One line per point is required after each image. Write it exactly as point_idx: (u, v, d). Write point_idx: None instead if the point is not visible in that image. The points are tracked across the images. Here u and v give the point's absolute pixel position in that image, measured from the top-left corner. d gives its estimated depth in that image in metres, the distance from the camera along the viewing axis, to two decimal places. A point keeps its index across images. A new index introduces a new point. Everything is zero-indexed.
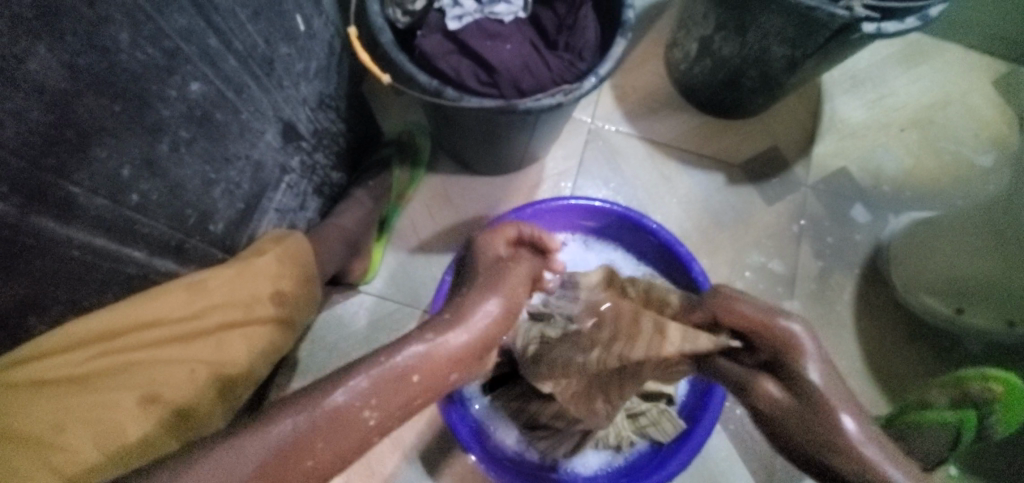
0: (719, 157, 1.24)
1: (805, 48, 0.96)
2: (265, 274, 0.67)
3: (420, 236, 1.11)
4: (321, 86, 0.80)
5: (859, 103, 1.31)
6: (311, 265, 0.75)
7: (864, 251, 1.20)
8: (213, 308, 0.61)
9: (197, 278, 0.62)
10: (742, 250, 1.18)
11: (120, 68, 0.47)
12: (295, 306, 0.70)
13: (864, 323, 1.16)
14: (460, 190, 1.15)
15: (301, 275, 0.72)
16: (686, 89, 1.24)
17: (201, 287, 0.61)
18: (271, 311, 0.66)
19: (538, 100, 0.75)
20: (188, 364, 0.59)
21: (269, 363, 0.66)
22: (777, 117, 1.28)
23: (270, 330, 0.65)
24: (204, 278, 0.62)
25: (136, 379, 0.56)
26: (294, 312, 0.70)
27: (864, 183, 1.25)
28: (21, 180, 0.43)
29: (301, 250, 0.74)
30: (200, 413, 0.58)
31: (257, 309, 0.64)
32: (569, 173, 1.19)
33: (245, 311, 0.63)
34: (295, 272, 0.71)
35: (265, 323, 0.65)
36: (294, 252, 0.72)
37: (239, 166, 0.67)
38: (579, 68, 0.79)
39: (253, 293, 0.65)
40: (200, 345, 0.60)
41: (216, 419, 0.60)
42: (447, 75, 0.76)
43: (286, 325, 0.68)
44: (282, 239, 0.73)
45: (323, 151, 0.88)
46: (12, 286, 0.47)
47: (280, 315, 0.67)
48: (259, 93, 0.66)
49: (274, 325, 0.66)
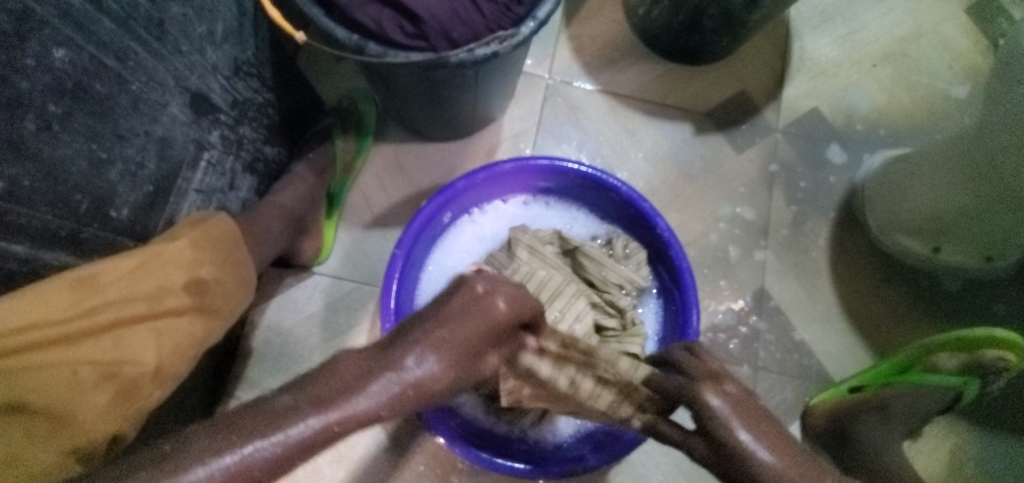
0: (685, 106, 1.18)
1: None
2: (175, 261, 0.61)
3: (374, 210, 1.05)
4: (234, 51, 0.73)
5: (830, 40, 1.25)
6: (239, 247, 0.70)
7: (838, 194, 1.16)
8: (108, 305, 0.55)
9: (87, 271, 0.54)
10: (712, 202, 1.14)
11: None
12: (217, 293, 0.65)
13: (841, 268, 1.12)
14: (414, 158, 1.08)
15: (223, 260, 0.67)
16: (647, 35, 1.17)
17: (91, 281, 0.54)
18: (184, 302, 0.61)
19: (472, 50, 0.70)
20: (74, 368, 0.52)
21: (189, 359, 0.62)
22: (744, 60, 1.22)
23: (183, 322, 0.61)
24: (96, 270, 0.55)
25: (14, 389, 0.49)
26: (216, 299, 0.65)
27: (836, 124, 1.20)
28: None
29: (222, 232, 0.69)
30: (92, 421, 0.53)
31: (165, 301, 0.59)
32: (528, 133, 1.13)
33: (152, 304, 0.58)
34: (214, 257, 0.66)
35: (178, 314, 0.60)
36: (213, 236, 0.67)
37: (138, 143, 0.60)
38: (516, 13, 0.73)
39: (160, 285, 0.59)
40: (92, 345, 0.54)
41: (110, 427, 0.54)
42: (367, 28, 0.69)
43: (206, 315, 0.64)
44: (198, 222, 0.67)
45: (249, 124, 0.81)
46: None
47: (196, 305, 0.62)
48: (151, 60, 0.59)
49: (189, 316, 0.62)
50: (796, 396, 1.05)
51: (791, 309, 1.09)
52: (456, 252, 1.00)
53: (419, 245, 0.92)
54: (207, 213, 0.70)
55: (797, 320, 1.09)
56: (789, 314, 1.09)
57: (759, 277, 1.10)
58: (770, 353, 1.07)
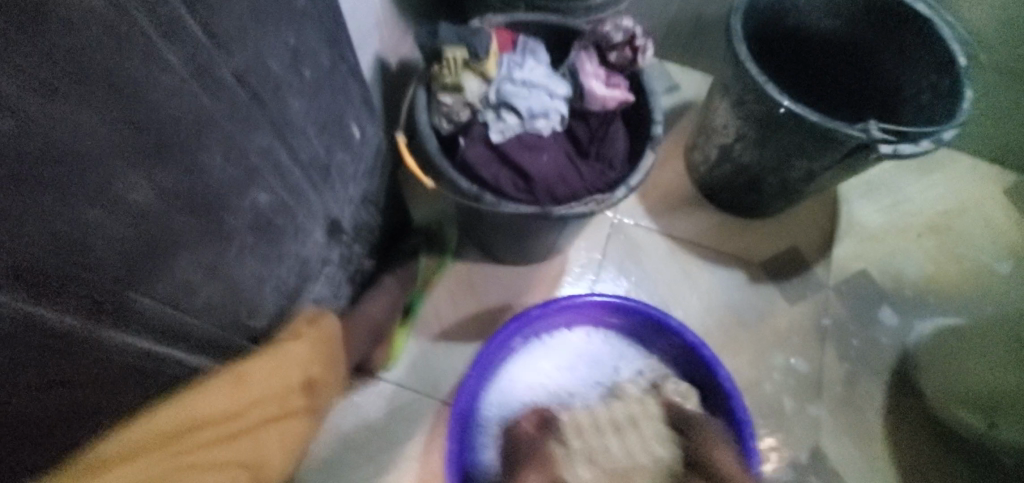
0: (740, 256, 1.26)
1: (823, 159, 1.00)
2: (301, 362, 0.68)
3: (442, 324, 1.13)
4: (365, 184, 0.85)
5: (874, 208, 1.34)
6: (336, 345, 0.78)
7: (890, 356, 1.19)
8: (255, 404, 0.61)
9: (243, 372, 0.61)
10: (766, 351, 1.17)
11: (208, 186, 0.50)
12: (321, 391, 0.72)
13: (899, 434, 1.12)
14: (486, 279, 1.17)
15: (329, 358, 0.75)
16: (705, 189, 1.29)
17: (245, 381, 0.61)
18: (300, 403, 0.68)
19: (573, 208, 0.79)
20: (232, 465, 0.58)
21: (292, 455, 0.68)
22: (795, 218, 1.31)
23: (298, 420, 0.67)
24: (246, 370, 0.62)
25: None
26: (320, 397, 0.72)
27: (885, 286, 1.26)
28: (103, 295, 0.44)
29: (330, 329, 0.77)
30: None
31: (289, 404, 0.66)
32: (592, 266, 1.22)
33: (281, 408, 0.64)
34: (325, 354, 0.74)
35: (296, 416, 0.67)
36: (327, 335, 0.75)
37: (288, 263, 0.70)
38: (610, 177, 0.84)
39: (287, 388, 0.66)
40: (244, 443, 0.59)
41: None
42: (487, 182, 0.81)
43: (310, 414, 0.71)
44: (315, 322, 0.75)
45: (361, 243, 0.91)
46: (74, 395, 0.47)
47: (307, 405, 0.69)
48: (314, 197, 0.70)
49: (302, 416, 0.68)
50: None
51: (847, 472, 1.08)
52: (523, 375, 1.04)
53: (490, 366, 0.99)
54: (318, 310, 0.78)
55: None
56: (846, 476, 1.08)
57: (814, 432, 1.11)
58: None
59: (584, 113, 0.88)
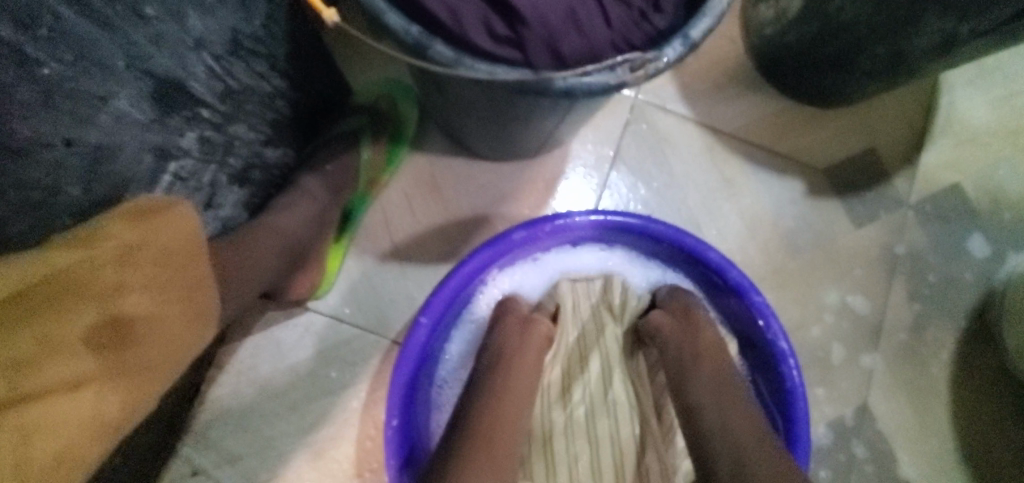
0: (800, 160, 0.94)
1: (996, 9, 0.64)
2: (84, 291, 0.38)
3: (394, 238, 0.82)
4: (232, 18, 0.49)
5: (984, 100, 0.99)
6: (195, 254, 0.48)
7: (969, 298, 0.93)
8: None
9: None
10: (816, 287, 0.90)
11: None
12: (150, 338, 0.42)
13: (965, 394, 0.89)
14: (455, 180, 0.85)
15: (163, 283, 0.44)
16: (765, 61, 0.92)
17: None
18: (87, 366, 0.38)
19: (586, 75, 0.45)
20: None
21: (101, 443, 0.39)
22: (878, 109, 0.96)
23: (91, 390, 0.38)
24: None
25: None
26: (146, 351, 0.42)
27: (979, 207, 0.96)
28: None
29: (177, 237, 0.46)
30: None
31: (46, 370, 0.35)
32: (599, 166, 0.89)
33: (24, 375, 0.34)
34: (155, 277, 0.43)
35: (76, 388, 0.37)
36: (163, 236, 0.44)
37: (52, 156, 0.38)
38: (654, 26, 0.49)
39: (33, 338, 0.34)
40: None
41: None
42: (439, 20, 0.45)
43: (127, 382, 0.41)
44: (142, 216, 0.44)
45: (246, 121, 0.57)
46: None
47: (108, 367, 0.39)
48: (87, 27, 0.37)
49: (96, 388, 0.38)
50: None
51: (896, 436, 0.87)
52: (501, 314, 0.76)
53: (453, 307, 0.71)
54: (165, 201, 0.47)
55: (903, 452, 0.87)
56: (893, 442, 0.87)
57: (862, 388, 0.88)
58: None
59: None
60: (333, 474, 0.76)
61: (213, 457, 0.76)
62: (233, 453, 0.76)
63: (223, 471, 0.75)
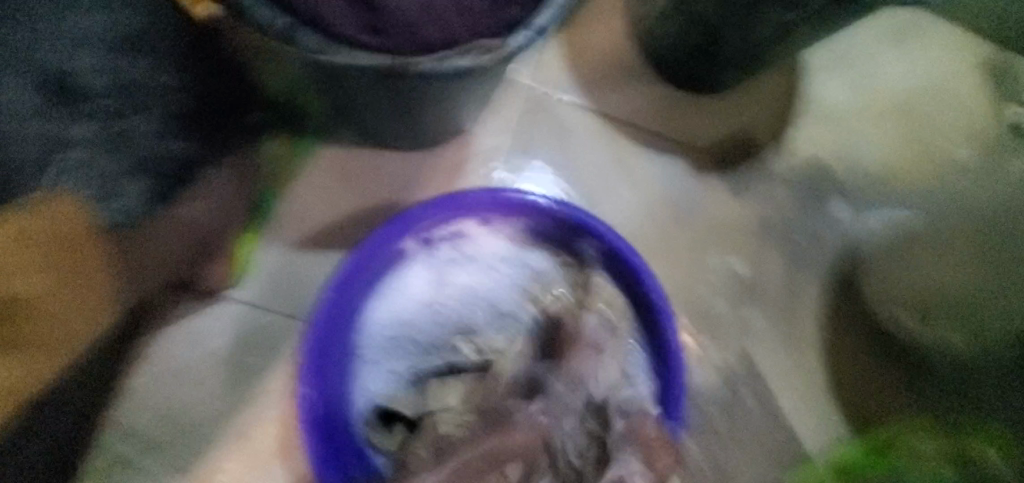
0: (684, 140, 1.04)
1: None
2: None
3: (308, 227, 0.86)
4: None
5: (839, 83, 1.13)
6: (97, 245, 0.59)
7: (832, 255, 1.06)
8: None
9: None
10: (701, 252, 1.01)
11: None
12: (40, 314, 0.56)
13: (830, 338, 1.03)
14: (367, 168, 0.90)
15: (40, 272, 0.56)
16: (649, 52, 1.02)
17: None
18: None
19: (443, 59, 0.53)
20: None
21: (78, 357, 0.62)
22: (750, 94, 1.09)
23: None
24: None
25: None
26: (32, 326, 0.56)
27: (837, 176, 1.09)
28: None
29: (56, 232, 0.56)
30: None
31: None
32: (504, 152, 0.97)
33: None
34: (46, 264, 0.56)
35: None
36: (59, 230, 0.56)
37: None
38: (507, 15, 0.55)
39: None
40: None
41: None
42: (305, 10, 0.51)
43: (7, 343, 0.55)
44: (41, 212, 0.56)
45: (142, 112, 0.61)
46: None
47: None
48: None
49: None
50: (767, 471, 0.97)
51: (773, 380, 1.00)
52: (411, 289, 0.82)
53: (360, 283, 0.77)
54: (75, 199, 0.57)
55: (780, 393, 1.00)
56: (770, 385, 1.00)
57: (744, 337, 1.00)
58: (747, 425, 0.98)
59: None
60: (255, 454, 0.79)
61: (133, 445, 0.78)
62: (151, 440, 0.78)
63: (143, 457, 0.78)
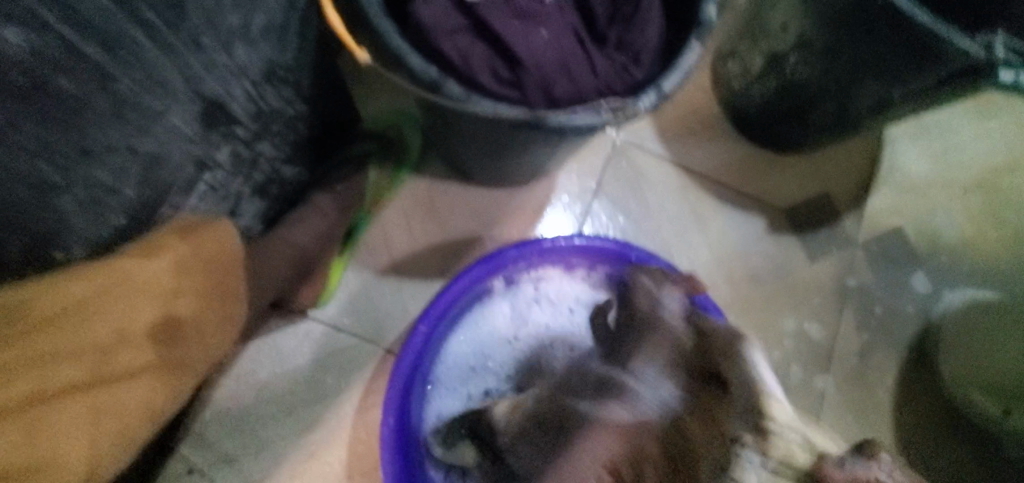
0: (763, 199, 1.04)
1: (924, 77, 0.74)
2: (147, 290, 0.44)
3: (392, 254, 0.88)
4: (272, 50, 0.56)
5: (922, 153, 1.11)
6: (236, 266, 0.55)
7: (910, 330, 1.02)
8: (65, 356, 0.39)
9: (23, 299, 0.37)
10: (776, 315, 0.99)
11: None
12: (191, 337, 0.49)
13: (904, 416, 0.99)
14: (452, 203, 0.92)
15: (215, 291, 0.52)
16: (734, 110, 1.02)
17: (29, 311, 0.37)
18: (148, 356, 0.45)
19: (575, 115, 0.54)
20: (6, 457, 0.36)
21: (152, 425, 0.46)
22: (831, 157, 1.07)
23: (153, 378, 0.45)
24: (27, 298, 0.38)
25: None
26: (186, 349, 0.49)
27: (917, 248, 1.06)
28: None
29: (217, 252, 0.53)
30: None
31: (118, 358, 0.42)
32: (583, 197, 0.98)
33: (103, 358, 0.41)
34: (201, 284, 0.50)
35: (132, 376, 0.43)
36: (215, 249, 0.52)
37: (119, 163, 0.44)
38: (634, 77, 0.58)
39: (173, 308, 0.47)
40: (78, 409, 0.39)
41: None
42: (452, 63, 0.53)
43: (164, 372, 0.46)
44: (190, 230, 0.51)
45: (272, 140, 0.64)
46: None
47: (163, 360, 0.46)
48: (161, 57, 0.42)
49: (150, 378, 0.45)
50: None
51: None
52: (489, 325, 0.82)
53: (447, 318, 0.76)
54: (206, 218, 0.55)
55: None
56: None
57: (816, 406, 0.97)
58: None
59: None
60: (324, 476, 0.80)
61: (208, 455, 0.79)
62: (227, 453, 0.80)
63: (217, 469, 0.79)
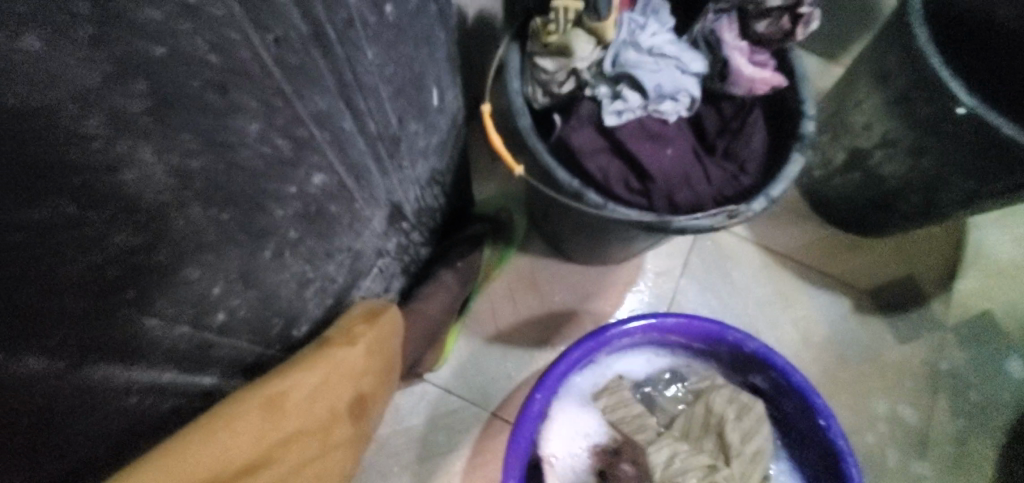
0: (846, 280, 1.07)
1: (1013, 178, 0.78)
2: (350, 377, 0.54)
3: (498, 324, 0.97)
4: (436, 160, 0.68)
5: (1006, 238, 1.12)
6: (395, 343, 0.65)
7: (1009, 418, 1.01)
8: (300, 436, 0.48)
9: (284, 389, 0.45)
10: (867, 396, 1.00)
11: (235, 170, 0.34)
12: (362, 412, 0.59)
13: None
14: (551, 278, 1.01)
15: (381, 370, 0.61)
16: (814, 196, 1.09)
17: (287, 399, 0.46)
18: (339, 433, 0.55)
19: (697, 218, 0.62)
20: None
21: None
22: (913, 241, 1.11)
23: (337, 451, 0.55)
24: (288, 388, 0.46)
25: None
26: (359, 421, 0.59)
27: (1009, 333, 1.06)
28: (89, 335, 0.30)
29: (387, 332, 0.61)
30: None
31: (325, 436, 0.52)
32: (671, 274, 1.05)
33: (318, 438, 0.51)
34: (376, 366, 0.60)
35: (328, 450, 0.53)
36: (387, 333, 0.61)
37: (340, 259, 0.55)
38: (744, 184, 0.66)
39: (359, 387, 0.57)
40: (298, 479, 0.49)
41: None
42: (591, 176, 0.64)
43: (345, 444, 0.57)
44: (374, 316, 0.60)
45: (421, 229, 0.76)
46: (87, 430, 0.33)
47: (346, 434, 0.56)
48: (378, 178, 0.54)
49: (336, 451, 0.55)
50: None
51: None
52: (589, 393, 0.89)
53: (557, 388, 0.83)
54: (380, 303, 0.64)
55: None
56: None
57: None
58: None
59: (719, 95, 0.69)
60: None
61: None
62: None
63: None
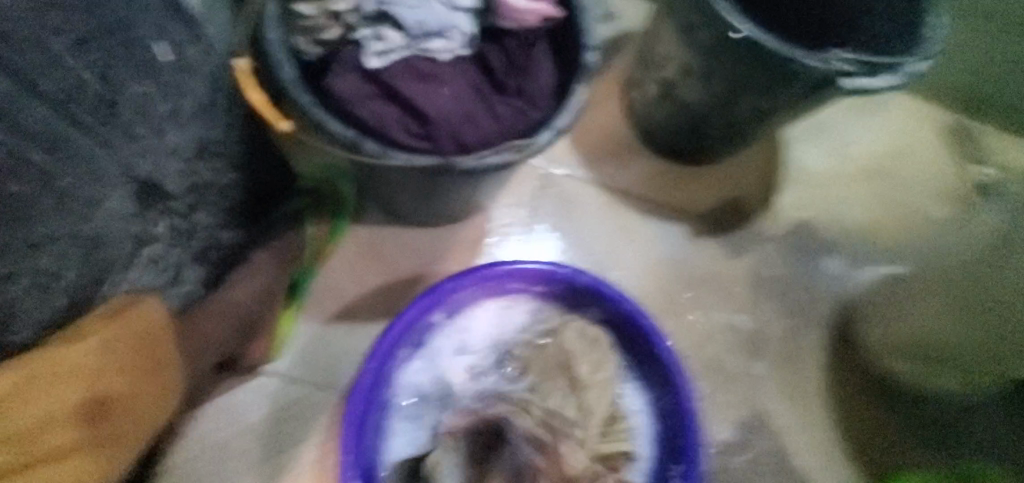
0: (682, 208, 1.13)
1: (785, 89, 0.84)
2: (68, 377, 0.54)
3: (343, 302, 0.93)
4: (201, 130, 0.64)
5: (819, 152, 1.19)
6: (166, 338, 0.63)
7: (827, 311, 1.11)
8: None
9: None
10: (705, 312, 1.08)
11: None
12: (122, 414, 0.57)
13: (838, 392, 1.07)
14: (396, 246, 0.98)
15: (139, 368, 0.60)
16: (645, 132, 1.13)
17: None
18: (73, 437, 0.53)
19: (483, 158, 0.61)
20: None
21: None
22: (741, 164, 1.17)
23: (81, 456, 0.54)
24: None
25: None
26: (117, 422, 0.57)
27: (825, 236, 1.15)
28: None
29: (139, 331, 0.60)
30: None
31: (44, 441, 0.52)
32: (519, 226, 1.05)
33: (29, 443, 0.51)
34: (126, 362, 0.58)
35: (59, 455, 0.53)
36: (139, 328, 0.60)
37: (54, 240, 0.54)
38: (531, 116, 0.65)
39: (95, 390, 0.55)
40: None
41: None
42: (367, 124, 0.60)
43: (97, 448, 0.55)
44: (117, 313, 0.60)
45: (207, 208, 0.72)
46: None
47: (91, 438, 0.55)
48: (90, 145, 0.53)
49: (80, 456, 0.54)
50: None
51: (787, 432, 1.04)
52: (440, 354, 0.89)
53: (398, 353, 0.84)
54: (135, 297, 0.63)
55: (794, 447, 1.04)
56: (784, 438, 1.04)
57: (754, 394, 1.05)
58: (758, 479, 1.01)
59: (497, 33, 0.68)
60: None
61: None
62: None
63: None
